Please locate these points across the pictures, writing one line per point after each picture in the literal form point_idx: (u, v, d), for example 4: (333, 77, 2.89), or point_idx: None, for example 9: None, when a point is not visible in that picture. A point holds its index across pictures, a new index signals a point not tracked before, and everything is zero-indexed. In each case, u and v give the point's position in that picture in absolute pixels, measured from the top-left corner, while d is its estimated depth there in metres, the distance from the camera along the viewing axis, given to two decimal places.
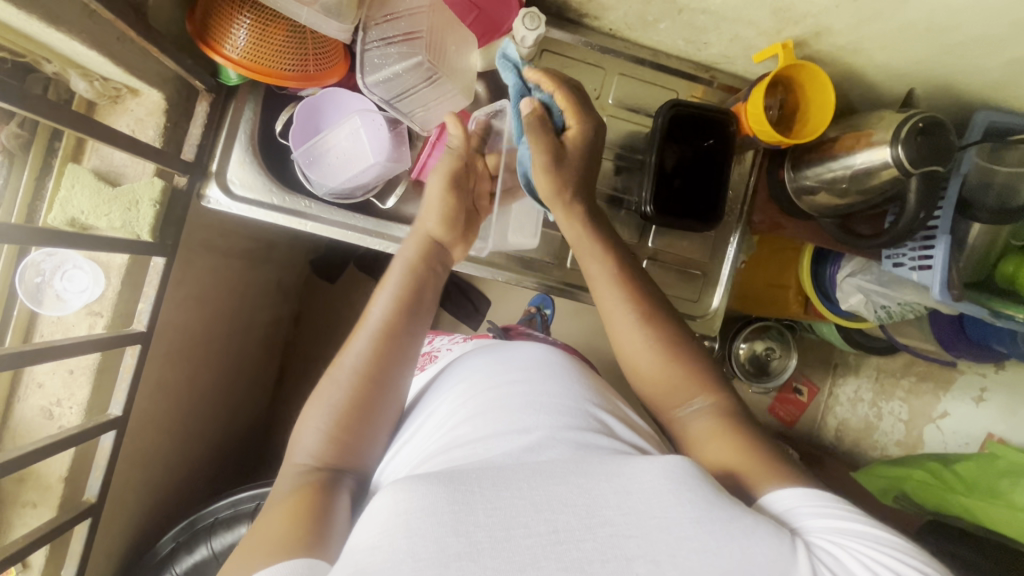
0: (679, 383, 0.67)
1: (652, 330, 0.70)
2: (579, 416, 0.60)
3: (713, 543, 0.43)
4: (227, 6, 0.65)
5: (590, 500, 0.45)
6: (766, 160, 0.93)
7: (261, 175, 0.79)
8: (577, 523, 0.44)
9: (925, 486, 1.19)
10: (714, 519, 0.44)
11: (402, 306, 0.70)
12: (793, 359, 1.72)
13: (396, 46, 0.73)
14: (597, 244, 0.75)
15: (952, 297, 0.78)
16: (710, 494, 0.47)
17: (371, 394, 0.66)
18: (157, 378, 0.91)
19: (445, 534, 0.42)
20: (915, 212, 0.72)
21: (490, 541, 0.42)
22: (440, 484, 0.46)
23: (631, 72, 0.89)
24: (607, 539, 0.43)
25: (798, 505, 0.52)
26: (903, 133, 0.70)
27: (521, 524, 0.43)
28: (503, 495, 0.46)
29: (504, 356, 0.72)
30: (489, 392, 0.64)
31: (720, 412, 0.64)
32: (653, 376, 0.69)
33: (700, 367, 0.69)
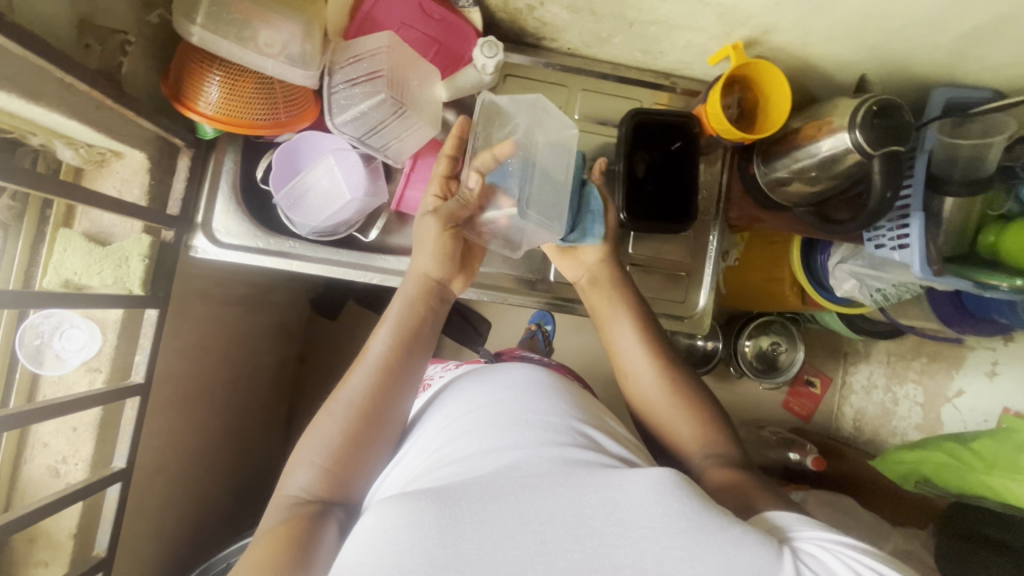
0: (693, 435, 0.71)
1: (671, 383, 0.74)
2: (567, 426, 0.61)
3: (699, 552, 0.45)
4: (197, 65, 0.69)
5: (576, 511, 0.47)
6: (736, 157, 0.94)
7: (246, 221, 0.82)
8: (564, 534, 0.46)
9: (945, 467, 1.15)
10: (702, 529, 0.46)
11: (394, 342, 0.72)
12: (800, 352, 1.70)
13: (360, 86, 0.75)
14: (615, 298, 0.82)
15: (933, 273, 0.78)
16: (696, 505, 0.48)
17: (371, 425, 0.67)
18: (164, 427, 0.93)
19: (433, 547, 0.44)
20: (882, 193, 0.72)
21: (477, 553, 0.44)
22: (430, 501, 0.48)
23: (593, 86, 0.92)
24: (594, 549, 0.45)
25: (793, 520, 0.53)
26: (858, 119, 0.72)
27: (508, 536, 0.45)
28: (490, 507, 0.47)
29: (493, 375, 0.73)
30: (477, 410, 0.65)
31: (727, 463, 0.67)
32: (664, 418, 0.73)
33: (708, 418, 0.72)
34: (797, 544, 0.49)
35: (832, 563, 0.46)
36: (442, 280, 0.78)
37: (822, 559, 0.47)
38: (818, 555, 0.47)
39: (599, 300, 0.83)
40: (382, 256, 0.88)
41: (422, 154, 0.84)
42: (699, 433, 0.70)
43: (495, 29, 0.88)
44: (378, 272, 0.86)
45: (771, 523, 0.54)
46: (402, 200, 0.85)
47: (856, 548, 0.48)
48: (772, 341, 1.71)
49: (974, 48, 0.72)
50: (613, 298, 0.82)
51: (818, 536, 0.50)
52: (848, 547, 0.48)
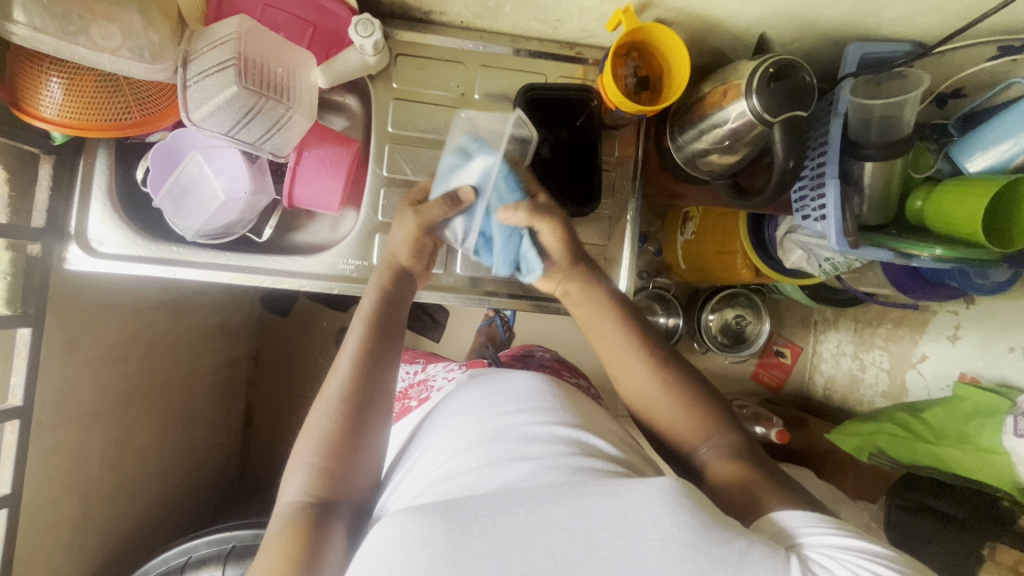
0: (696, 426, 0.66)
1: (667, 374, 0.68)
2: (570, 435, 0.58)
3: (708, 565, 0.41)
4: (28, 65, 0.63)
5: (584, 521, 0.43)
6: (653, 129, 0.88)
7: (125, 229, 0.78)
8: (574, 546, 0.42)
9: (895, 441, 1.12)
10: (709, 541, 0.42)
11: (370, 337, 0.67)
12: (766, 324, 1.66)
13: (213, 78, 0.69)
14: (604, 298, 0.74)
15: (849, 245, 0.73)
16: (704, 515, 0.44)
17: (353, 421, 0.62)
18: (76, 444, 0.90)
19: (443, 563, 0.41)
20: (784, 162, 0.67)
21: (488, 570, 0.41)
22: (437, 514, 0.44)
23: (492, 61, 0.85)
24: (605, 562, 0.41)
25: (797, 523, 0.50)
26: (755, 84, 0.65)
27: (518, 549, 0.42)
28: (499, 520, 0.43)
29: (496, 383, 0.70)
30: (487, 421, 0.62)
31: (732, 450, 0.63)
32: (666, 415, 0.68)
33: (710, 406, 0.67)
34: (806, 552, 0.47)
35: (839, 572, 0.44)
36: (412, 275, 0.75)
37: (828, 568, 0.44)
38: (825, 564, 0.45)
39: (584, 307, 0.75)
40: (275, 256, 0.82)
41: (308, 144, 0.79)
42: (697, 425, 0.66)
43: (378, 5, 0.81)
44: (272, 274, 0.81)
45: (776, 529, 0.51)
46: (292, 198, 0.81)
47: (860, 553, 0.45)
48: (737, 314, 1.66)
49: None
50: (595, 300, 0.74)
51: (823, 543, 0.47)
52: (854, 553, 0.46)
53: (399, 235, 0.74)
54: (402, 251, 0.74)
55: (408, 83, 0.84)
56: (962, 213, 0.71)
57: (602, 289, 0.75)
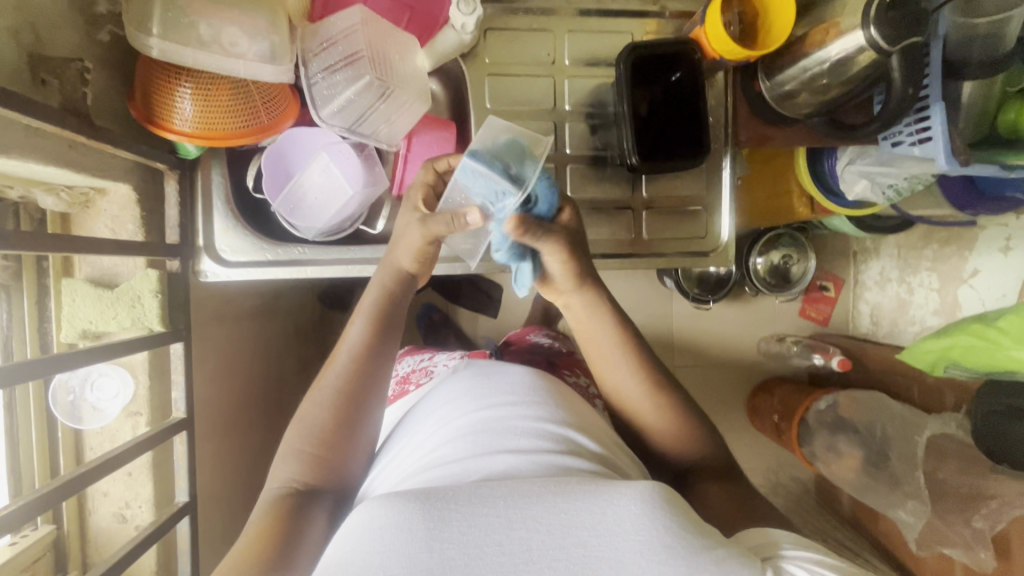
0: (682, 445, 0.71)
1: (664, 399, 0.69)
2: (559, 432, 0.62)
3: (682, 567, 0.44)
4: (164, 79, 0.64)
5: (563, 519, 0.46)
6: (738, 76, 0.89)
7: (248, 235, 0.79)
8: (549, 543, 0.45)
9: (973, 349, 1.17)
10: (686, 544, 0.45)
11: (372, 335, 0.67)
12: (812, 261, 1.71)
13: (338, 72, 0.70)
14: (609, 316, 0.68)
15: (960, 163, 0.76)
16: (682, 520, 0.47)
17: (342, 421, 0.64)
18: (213, 451, 0.93)
19: (419, 550, 0.44)
20: (904, 89, 0.69)
21: (463, 559, 0.44)
22: (418, 500, 0.47)
23: (578, 26, 0.85)
24: (579, 559, 0.44)
25: (781, 538, 0.55)
26: (872, 15, 0.67)
27: (494, 542, 0.45)
28: (479, 512, 0.46)
29: (490, 381, 0.72)
30: (476, 418, 0.64)
31: (716, 477, 0.70)
32: (659, 431, 0.71)
33: (696, 429, 0.71)
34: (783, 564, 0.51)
35: None
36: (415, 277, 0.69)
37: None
38: None
39: (590, 323, 0.69)
40: None
41: (417, 130, 0.80)
42: (688, 444, 0.71)
43: None
44: None
45: (751, 543, 0.55)
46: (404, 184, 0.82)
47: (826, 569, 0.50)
48: (784, 254, 1.70)
49: None
50: (600, 317, 0.68)
51: (802, 558, 0.52)
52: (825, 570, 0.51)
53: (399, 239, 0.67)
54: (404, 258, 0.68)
55: (499, 57, 0.84)
56: None
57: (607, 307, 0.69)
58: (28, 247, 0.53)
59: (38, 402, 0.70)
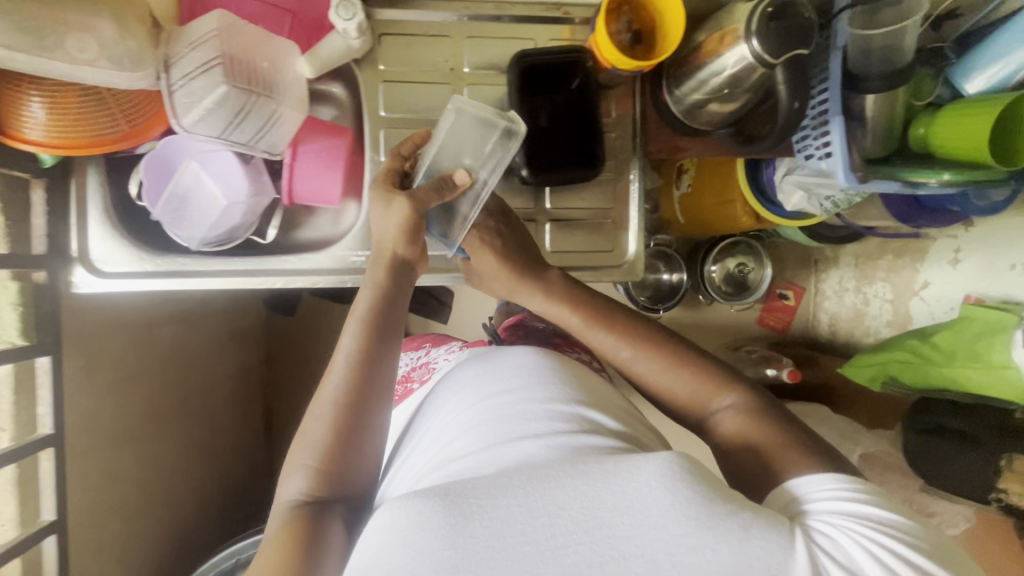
0: (700, 392, 0.66)
1: (660, 359, 0.68)
2: (571, 410, 0.58)
3: (710, 538, 0.43)
4: (10, 87, 0.61)
5: (586, 500, 0.44)
6: (648, 83, 0.86)
7: (127, 245, 0.76)
8: (574, 526, 0.44)
9: (908, 366, 1.14)
10: (711, 515, 0.44)
11: (367, 334, 0.64)
12: (768, 269, 1.67)
13: (198, 79, 0.66)
14: (576, 312, 0.73)
15: (858, 180, 0.73)
16: (704, 489, 0.45)
17: (356, 413, 0.62)
18: (108, 463, 0.91)
19: (443, 548, 0.43)
20: (790, 103, 0.66)
21: (490, 553, 0.43)
22: (436, 498, 0.46)
23: (478, 32, 0.83)
24: (604, 540, 0.43)
25: (811, 488, 0.52)
26: (754, 26, 0.64)
27: (518, 532, 0.44)
28: (498, 503, 0.45)
29: (493, 364, 0.69)
30: (483, 403, 0.61)
31: (749, 410, 0.63)
32: (673, 388, 0.67)
33: (711, 370, 0.67)
34: (810, 520, 0.48)
35: (843, 541, 0.45)
36: (409, 262, 0.69)
37: (824, 531, 0.46)
38: (826, 531, 0.46)
39: (560, 318, 0.74)
40: (283, 256, 0.82)
41: (304, 139, 0.78)
42: (703, 388, 0.66)
43: None
44: (283, 274, 0.80)
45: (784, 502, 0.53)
46: (293, 195, 0.79)
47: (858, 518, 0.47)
48: (739, 262, 1.67)
49: None
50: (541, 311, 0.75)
51: (830, 509, 0.49)
52: (860, 519, 0.47)
53: (381, 226, 0.67)
54: (391, 237, 0.68)
55: (395, 64, 0.82)
56: (969, 133, 0.71)
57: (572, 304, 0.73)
58: None
59: None
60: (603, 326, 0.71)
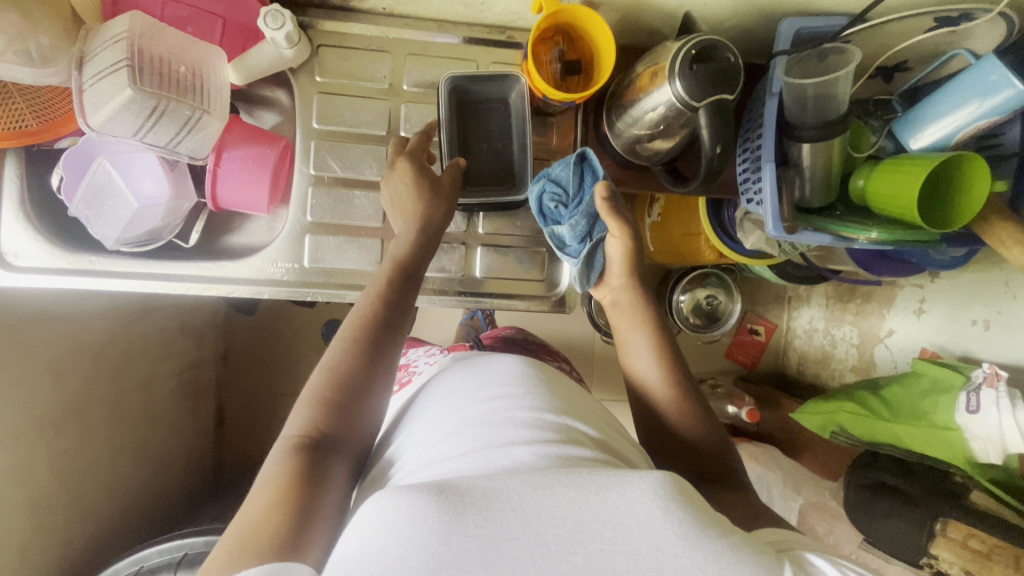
0: (697, 451, 0.67)
1: (681, 403, 0.68)
2: (557, 421, 0.56)
3: (704, 560, 0.38)
4: None
5: (578, 510, 0.40)
6: (595, 113, 0.86)
7: (42, 240, 0.75)
8: (567, 536, 0.39)
9: (853, 418, 1.11)
10: (706, 537, 0.39)
11: (391, 287, 0.68)
12: (737, 304, 1.65)
13: (108, 80, 0.64)
14: (640, 313, 0.74)
15: (786, 230, 0.71)
16: (697, 511, 0.41)
17: (370, 362, 0.63)
18: (17, 457, 0.88)
19: (433, 542, 0.38)
20: (711, 147, 0.64)
21: (481, 553, 0.38)
22: (429, 492, 0.42)
23: (420, 50, 0.82)
24: (597, 554, 0.39)
25: (801, 542, 0.50)
26: (677, 67, 0.63)
27: (511, 535, 0.39)
28: (493, 504, 0.41)
29: (481, 372, 0.65)
30: (473, 410, 0.57)
31: (732, 491, 0.63)
32: (679, 433, 0.68)
33: (715, 436, 0.67)
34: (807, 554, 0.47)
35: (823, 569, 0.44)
36: (432, 228, 0.74)
37: (819, 567, 0.45)
38: (822, 565, 0.45)
39: (619, 312, 0.76)
40: (200, 262, 0.80)
41: (229, 144, 0.76)
42: (705, 450, 0.67)
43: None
44: (198, 281, 0.79)
45: (775, 538, 0.50)
46: (217, 201, 0.78)
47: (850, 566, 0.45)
48: (709, 294, 1.64)
49: None
50: (635, 315, 0.74)
51: (820, 553, 0.47)
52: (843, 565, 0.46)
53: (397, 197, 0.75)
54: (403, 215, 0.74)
55: (332, 75, 0.81)
56: (900, 192, 0.69)
57: (639, 307, 0.75)
58: None
59: None
60: (648, 343, 0.72)
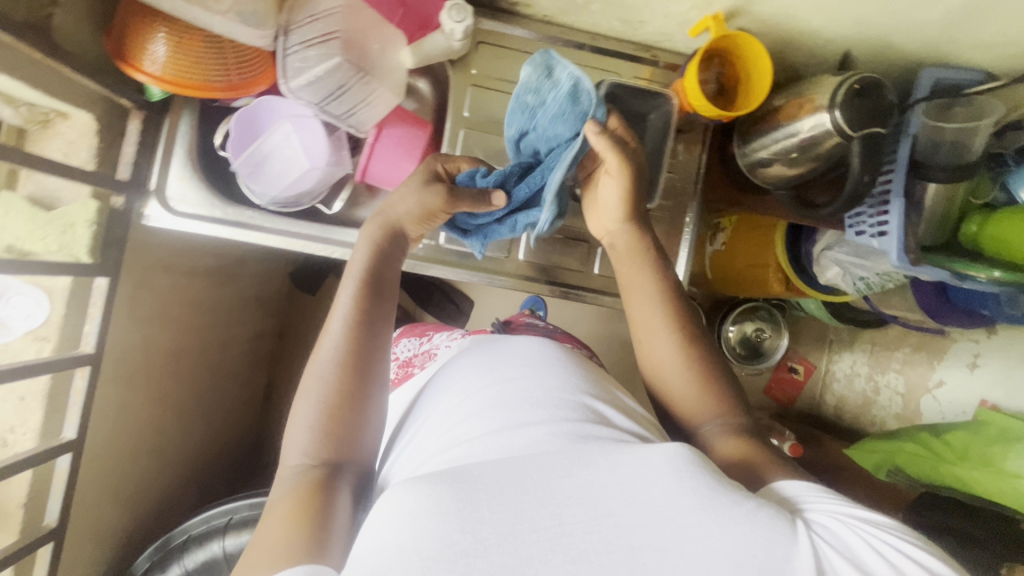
0: (703, 403, 0.65)
1: (690, 356, 0.66)
2: (571, 400, 0.55)
3: (716, 528, 0.41)
4: (143, 21, 0.65)
5: (592, 489, 0.42)
6: (720, 137, 0.91)
7: (202, 189, 0.79)
8: (583, 515, 0.41)
9: (916, 458, 1.14)
10: (718, 505, 0.42)
11: (365, 292, 0.65)
12: (784, 339, 1.67)
13: (315, 48, 0.72)
14: (647, 261, 0.72)
15: (910, 262, 0.76)
16: (712, 480, 0.44)
17: (365, 359, 0.62)
18: (121, 396, 0.88)
19: (451, 531, 0.39)
20: (860, 176, 0.68)
21: (498, 538, 0.39)
22: (442, 482, 0.43)
23: (569, 57, 0.87)
24: (614, 530, 0.40)
25: (801, 492, 0.50)
26: (840, 98, 0.68)
27: (527, 518, 0.40)
28: (506, 490, 0.42)
29: (498, 352, 0.65)
30: (484, 389, 0.57)
31: (741, 431, 0.61)
32: (683, 389, 0.65)
33: (723, 386, 0.66)
34: (809, 514, 0.46)
35: (848, 538, 0.43)
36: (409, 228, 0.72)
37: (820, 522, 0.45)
38: (832, 526, 0.44)
39: (626, 259, 0.73)
40: (346, 229, 0.83)
41: (388, 122, 0.79)
42: (712, 401, 0.64)
43: None
44: (341, 246, 0.82)
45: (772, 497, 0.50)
46: (366, 172, 0.82)
47: (869, 521, 0.45)
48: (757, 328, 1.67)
49: (962, 29, 0.69)
50: (639, 266, 0.72)
51: (825, 508, 0.47)
52: (862, 520, 0.46)
53: (404, 193, 0.72)
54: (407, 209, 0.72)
55: (487, 71, 0.86)
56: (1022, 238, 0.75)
57: (646, 255, 0.73)
58: None
59: None
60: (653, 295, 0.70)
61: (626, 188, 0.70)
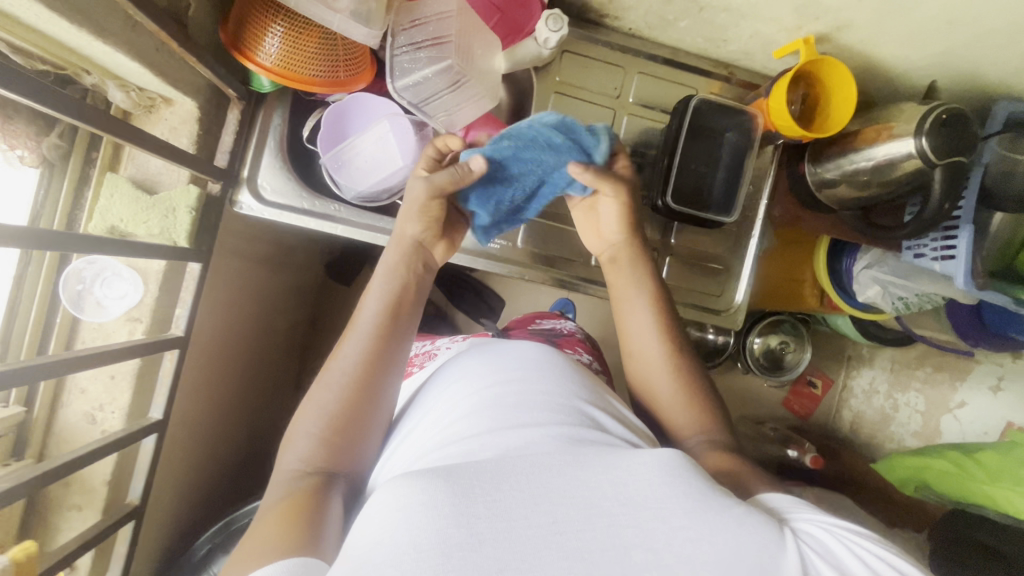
0: (688, 417, 0.69)
1: (676, 373, 0.71)
2: (569, 403, 0.55)
3: (707, 532, 0.41)
4: (262, 14, 0.67)
5: (586, 490, 0.43)
6: (787, 156, 0.94)
7: (291, 180, 0.80)
8: (575, 513, 0.42)
9: (945, 475, 1.16)
10: (708, 509, 0.43)
11: (387, 314, 0.67)
12: (808, 353, 1.57)
13: (425, 51, 0.74)
14: (644, 275, 0.76)
15: (976, 286, 0.79)
16: (703, 487, 0.45)
17: (375, 375, 0.64)
18: (192, 379, 0.89)
19: (447, 526, 0.39)
20: (940, 204, 0.72)
21: (491, 534, 0.40)
22: (439, 478, 0.43)
23: (648, 69, 0.89)
24: (605, 530, 0.41)
25: (783, 505, 0.52)
26: (926, 126, 0.71)
27: (521, 516, 0.41)
28: (502, 487, 0.43)
29: (497, 353, 0.63)
30: (482, 387, 0.57)
31: (717, 446, 0.65)
32: (669, 401, 0.71)
33: (708, 402, 0.70)
34: (798, 524, 0.48)
35: (837, 549, 0.45)
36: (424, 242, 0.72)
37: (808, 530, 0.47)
38: (819, 535, 0.46)
39: (615, 269, 0.78)
40: None
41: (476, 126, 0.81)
42: (696, 418, 0.69)
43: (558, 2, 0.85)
44: None
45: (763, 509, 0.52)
46: None
47: (847, 529, 0.47)
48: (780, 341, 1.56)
49: None
50: (635, 275, 0.76)
51: (807, 517, 0.49)
52: (845, 529, 0.48)
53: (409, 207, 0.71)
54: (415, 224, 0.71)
55: (570, 78, 0.88)
56: None
57: (646, 268, 0.77)
58: (98, 126, 0.55)
59: (45, 284, 0.70)
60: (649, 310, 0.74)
61: (625, 202, 0.75)
